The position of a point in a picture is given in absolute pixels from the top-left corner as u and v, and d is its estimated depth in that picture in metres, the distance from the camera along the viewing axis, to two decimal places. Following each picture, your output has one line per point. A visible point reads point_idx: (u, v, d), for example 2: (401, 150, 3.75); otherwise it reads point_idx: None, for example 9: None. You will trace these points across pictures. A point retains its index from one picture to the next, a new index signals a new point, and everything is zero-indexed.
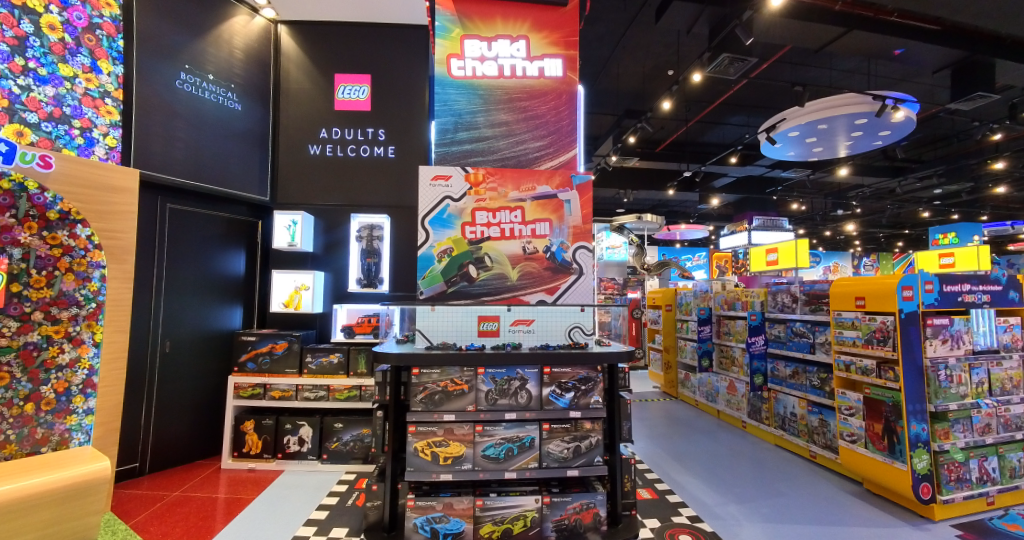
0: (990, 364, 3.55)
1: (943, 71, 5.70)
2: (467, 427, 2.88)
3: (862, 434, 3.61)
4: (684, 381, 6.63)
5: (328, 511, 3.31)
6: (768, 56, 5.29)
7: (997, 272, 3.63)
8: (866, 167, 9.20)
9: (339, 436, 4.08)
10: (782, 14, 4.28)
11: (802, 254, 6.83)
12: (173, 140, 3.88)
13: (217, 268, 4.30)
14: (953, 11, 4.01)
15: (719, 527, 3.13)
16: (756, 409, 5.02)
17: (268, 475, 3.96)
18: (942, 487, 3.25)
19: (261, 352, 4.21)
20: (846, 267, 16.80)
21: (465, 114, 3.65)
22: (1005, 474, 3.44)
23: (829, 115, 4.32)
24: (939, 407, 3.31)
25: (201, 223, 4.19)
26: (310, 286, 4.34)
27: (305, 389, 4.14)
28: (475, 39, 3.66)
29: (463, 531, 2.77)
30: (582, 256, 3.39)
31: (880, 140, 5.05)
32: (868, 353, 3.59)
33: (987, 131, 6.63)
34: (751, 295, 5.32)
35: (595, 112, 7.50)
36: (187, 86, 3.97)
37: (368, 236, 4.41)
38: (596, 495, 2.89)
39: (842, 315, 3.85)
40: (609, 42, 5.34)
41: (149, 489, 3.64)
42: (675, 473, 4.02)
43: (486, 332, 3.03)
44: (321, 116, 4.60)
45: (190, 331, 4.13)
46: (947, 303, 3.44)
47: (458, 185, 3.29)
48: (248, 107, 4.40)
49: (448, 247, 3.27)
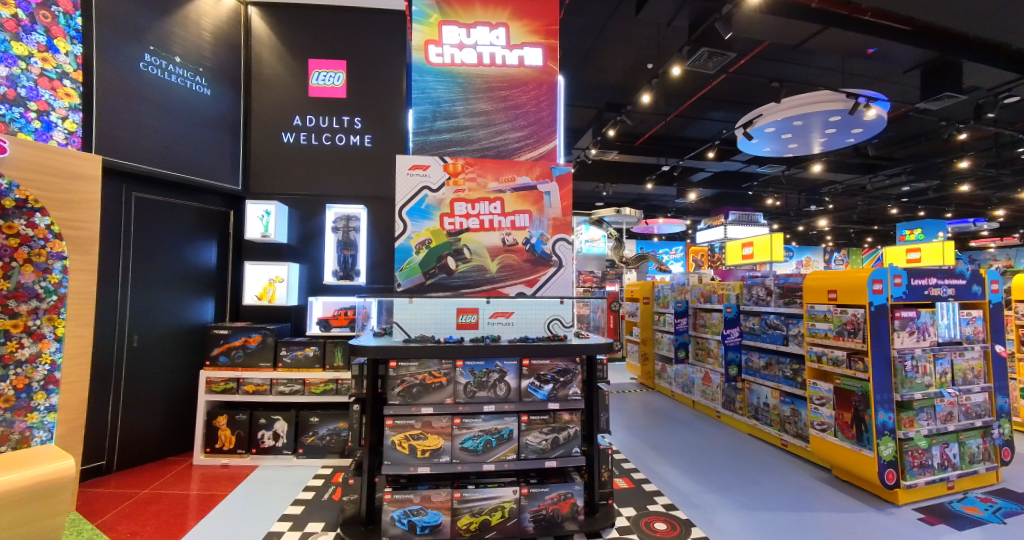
0: (953, 355, 3.68)
1: (914, 71, 5.86)
2: (445, 419, 2.86)
3: (831, 423, 3.73)
4: (661, 373, 6.76)
5: (304, 506, 3.26)
6: (746, 52, 5.41)
7: (963, 266, 3.75)
8: (839, 163, 9.44)
9: (315, 430, 4.01)
10: (760, 10, 4.30)
11: (777, 248, 6.97)
12: (140, 126, 3.74)
13: (186, 259, 4.17)
14: (927, 11, 4.07)
15: (695, 515, 3.18)
16: (730, 399, 5.14)
17: (242, 471, 3.87)
18: (906, 472, 3.38)
19: (234, 345, 4.10)
20: (817, 262, 17.30)
21: (443, 103, 3.59)
22: (965, 459, 3.59)
23: (804, 112, 4.40)
24: (905, 396, 3.42)
25: (171, 213, 4.06)
26: (284, 278, 4.23)
27: (279, 383, 4.05)
28: (454, 26, 3.60)
29: (441, 523, 2.77)
30: (562, 249, 3.38)
31: (853, 137, 5.14)
32: (839, 344, 3.69)
33: (954, 130, 6.88)
34: (727, 288, 5.39)
35: (576, 105, 7.32)
36: (153, 69, 3.81)
37: (344, 226, 4.32)
38: (573, 485, 2.91)
39: (815, 307, 3.94)
40: (590, 34, 5.32)
41: (118, 486, 3.53)
42: (652, 463, 4.09)
43: (464, 324, 2.99)
44: (294, 103, 4.46)
45: (160, 324, 4.01)
46: (915, 297, 3.57)
47: (437, 174, 3.24)
48: (218, 91, 4.25)
49: (427, 238, 3.22)
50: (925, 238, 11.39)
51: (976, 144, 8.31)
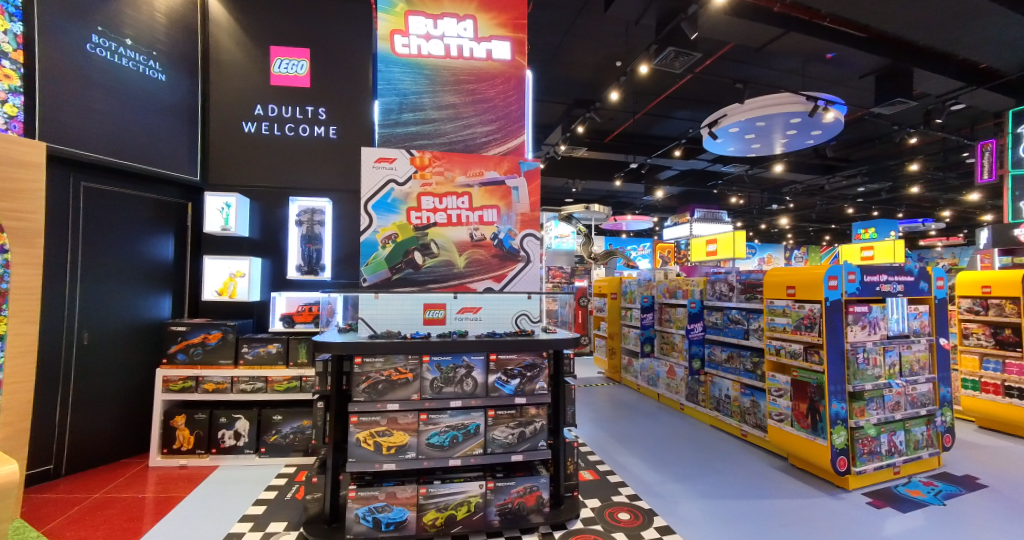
0: (902, 347, 3.88)
1: (869, 77, 6.12)
2: (411, 416, 2.84)
3: (788, 414, 3.88)
4: (627, 366, 6.90)
5: (266, 506, 3.18)
6: (712, 53, 5.54)
7: (911, 264, 3.95)
8: (800, 164, 9.79)
9: (278, 429, 3.92)
10: (726, 12, 4.40)
11: (739, 245, 7.23)
12: (88, 111, 3.55)
13: (141, 252, 4.00)
14: (881, 19, 4.26)
15: (657, 504, 3.27)
16: (693, 392, 5.28)
17: (201, 471, 3.75)
18: (856, 460, 3.55)
19: (192, 343, 3.95)
20: (778, 259, 17.98)
21: (410, 95, 3.55)
22: (910, 446, 3.80)
23: (766, 113, 4.54)
24: (857, 387, 3.59)
25: (124, 204, 3.88)
26: (245, 273, 4.10)
27: (241, 381, 3.93)
28: (420, 16, 3.56)
29: (407, 519, 2.76)
30: (530, 245, 3.39)
31: (813, 138, 5.33)
32: (796, 338, 3.85)
33: (905, 134, 7.24)
34: (691, 284, 5.53)
35: (546, 99, 7.33)
36: (102, 51, 3.62)
37: (308, 220, 4.20)
38: (539, 478, 2.94)
39: (774, 303, 4.09)
40: (559, 29, 5.33)
41: (66, 491, 3.36)
42: (617, 455, 4.17)
43: (432, 320, 2.98)
44: (255, 92, 4.30)
45: (113, 320, 3.83)
46: (868, 293, 3.75)
47: (403, 167, 3.19)
48: (173, 77, 4.06)
49: (393, 232, 3.17)
50: (878, 237, 11.98)
51: (926, 148, 8.78)
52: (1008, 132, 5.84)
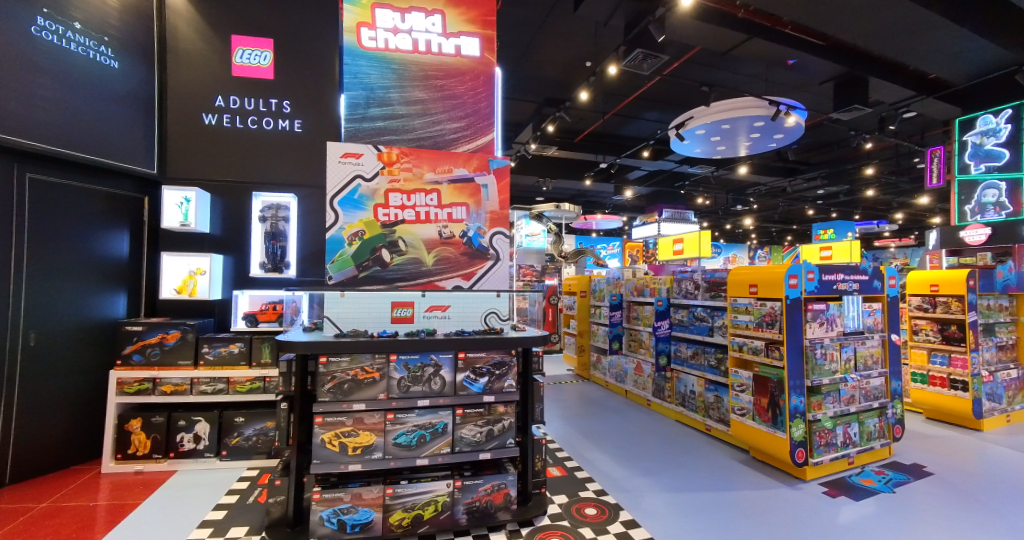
0: (856, 343, 4.06)
1: (828, 83, 6.37)
2: (378, 415, 2.81)
3: (750, 408, 4.02)
4: (596, 363, 6.99)
5: (226, 510, 3.09)
6: (679, 56, 5.67)
7: (866, 263, 4.13)
8: (764, 167, 10.12)
9: (240, 431, 3.80)
10: (693, 16, 4.50)
11: (704, 245, 7.44)
12: (34, 98, 3.37)
13: (93, 248, 3.81)
14: (839, 28, 4.45)
15: (623, 498, 3.33)
16: (660, 388, 5.40)
17: (158, 477, 3.61)
18: (813, 451, 3.71)
19: (149, 343, 3.78)
20: (743, 259, 18.57)
21: (377, 89, 3.50)
22: (863, 437, 3.99)
23: (731, 116, 4.67)
24: (814, 382, 3.74)
25: (74, 197, 3.70)
26: (206, 270, 3.95)
27: (201, 382, 3.80)
28: (387, 9, 3.51)
29: (373, 520, 2.72)
30: (498, 243, 3.42)
31: (776, 142, 5.51)
32: (758, 334, 3.98)
33: (861, 139, 7.57)
34: (659, 282, 5.67)
35: (517, 97, 7.34)
36: (47, 34, 3.43)
37: (273, 216, 4.09)
38: (507, 476, 2.95)
39: (738, 300, 4.21)
40: (530, 27, 5.33)
41: (9, 501, 3.17)
42: (584, 450, 4.23)
43: (399, 318, 2.93)
44: (216, 82, 4.15)
45: (61, 319, 3.64)
46: (826, 291, 3.90)
47: (370, 163, 3.14)
48: (127, 64, 3.87)
49: (360, 229, 3.12)
50: (837, 237, 12.53)
51: (881, 153, 9.22)
52: (956, 140, 6.16)
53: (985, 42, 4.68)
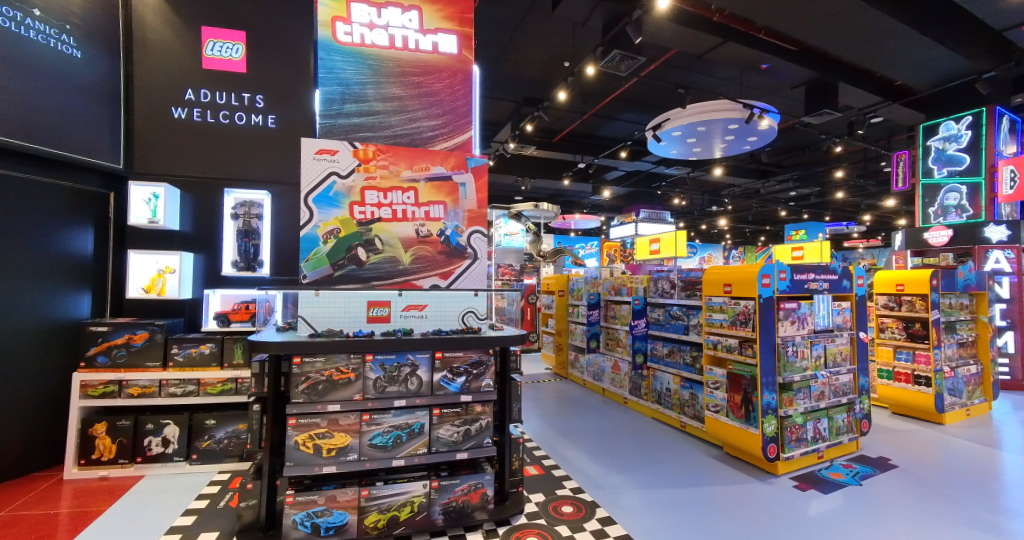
0: (826, 341, 4.19)
1: (799, 88, 6.56)
2: (353, 416, 2.77)
3: (724, 405, 4.10)
4: (574, 362, 7.03)
5: (196, 516, 3.01)
6: (657, 58, 5.76)
7: (835, 263, 4.26)
8: (739, 169, 10.35)
9: (210, 434, 3.71)
10: (670, 18, 4.57)
11: (680, 244, 7.60)
12: None
13: (55, 247, 3.67)
14: (811, 34, 4.58)
15: (599, 496, 3.36)
16: (636, 386, 5.48)
17: (124, 482, 3.49)
18: (785, 446, 3.81)
19: (115, 344, 3.65)
20: (717, 258, 18.95)
21: (352, 85, 3.46)
22: (832, 432, 4.12)
23: (706, 118, 4.75)
24: (786, 378, 3.85)
25: (35, 193, 3.55)
26: (175, 269, 3.84)
27: (170, 384, 3.69)
28: (363, 4, 3.47)
29: (348, 523, 2.69)
30: (476, 241, 3.41)
31: (749, 144, 5.65)
32: (732, 332, 4.07)
33: (832, 143, 7.80)
34: (636, 282, 5.74)
35: (496, 96, 7.32)
36: (4, 20, 3.28)
37: (245, 213, 4.00)
38: (484, 475, 2.96)
39: (713, 299, 4.30)
40: (509, 26, 5.33)
41: None
42: (562, 449, 4.24)
43: (375, 318, 2.88)
44: (185, 75, 4.03)
45: (19, 319, 3.49)
46: (797, 290, 4.01)
47: (346, 160, 3.11)
48: (91, 54, 3.73)
49: (335, 227, 3.07)
50: (809, 237, 12.89)
51: (850, 156, 9.53)
52: (921, 144, 6.40)
53: (945, 51, 4.89)
